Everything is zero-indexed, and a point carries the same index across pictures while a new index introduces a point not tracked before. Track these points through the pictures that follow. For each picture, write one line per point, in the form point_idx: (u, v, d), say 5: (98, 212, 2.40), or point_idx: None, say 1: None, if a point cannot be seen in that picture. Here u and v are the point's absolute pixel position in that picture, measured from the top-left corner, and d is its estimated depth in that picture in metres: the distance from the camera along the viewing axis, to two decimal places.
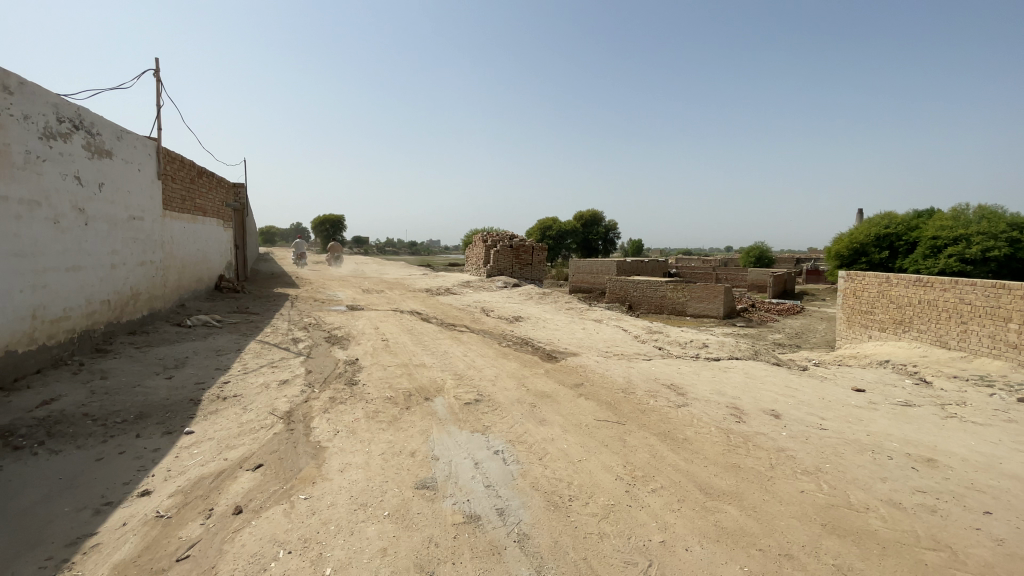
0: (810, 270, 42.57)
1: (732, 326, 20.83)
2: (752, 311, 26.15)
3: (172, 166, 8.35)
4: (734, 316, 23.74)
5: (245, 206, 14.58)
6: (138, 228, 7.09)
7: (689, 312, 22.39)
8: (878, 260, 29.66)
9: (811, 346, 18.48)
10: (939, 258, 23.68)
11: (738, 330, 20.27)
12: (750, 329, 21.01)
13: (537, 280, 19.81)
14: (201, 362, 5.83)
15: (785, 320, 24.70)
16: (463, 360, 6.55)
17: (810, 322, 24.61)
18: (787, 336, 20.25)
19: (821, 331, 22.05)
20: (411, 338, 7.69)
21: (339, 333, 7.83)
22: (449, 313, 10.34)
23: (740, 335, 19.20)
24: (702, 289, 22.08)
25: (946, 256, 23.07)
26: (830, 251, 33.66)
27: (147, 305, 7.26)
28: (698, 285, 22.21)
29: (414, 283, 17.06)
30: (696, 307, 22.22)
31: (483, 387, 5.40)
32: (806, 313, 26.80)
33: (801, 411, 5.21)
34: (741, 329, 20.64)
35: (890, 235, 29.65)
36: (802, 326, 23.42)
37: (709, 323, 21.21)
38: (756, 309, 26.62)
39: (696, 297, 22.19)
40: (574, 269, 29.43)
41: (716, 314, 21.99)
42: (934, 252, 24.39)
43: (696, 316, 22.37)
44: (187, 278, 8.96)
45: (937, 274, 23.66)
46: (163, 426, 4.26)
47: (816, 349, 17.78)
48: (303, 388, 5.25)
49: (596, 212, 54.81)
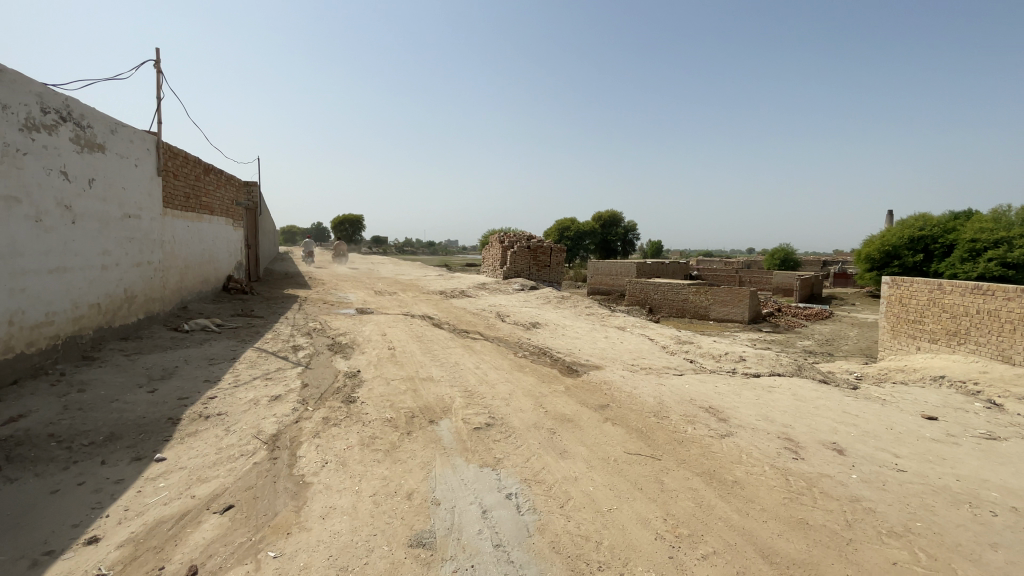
0: (838, 273, 40.84)
1: (758, 332, 19.84)
2: (780, 316, 25.00)
3: (174, 162, 7.97)
4: (761, 321, 22.67)
5: (257, 204, 14.27)
6: (134, 228, 6.69)
7: (711, 316, 21.48)
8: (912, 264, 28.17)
9: (844, 354, 17.40)
10: (978, 263, 22.26)
11: (765, 337, 19.26)
12: (778, 335, 19.97)
13: (556, 283, 19.17)
14: (191, 373, 5.37)
15: (815, 326, 23.51)
16: (475, 373, 5.93)
17: (841, 327, 23.38)
18: (817, 344, 19.17)
19: (854, 337, 20.84)
20: (419, 346, 7.12)
21: (343, 340, 7.31)
22: (463, 318, 9.76)
23: (766, 342, 18.24)
24: (727, 293, 21.11)
25: (985, 261, 21.66)
26: (859, 254, 32.17)
27: (143, 308, 6.87)
28: (721, 288, 21.34)
29: (428, 285, 16.59)
30: (719, 311, 21.30)
31: (495, 407, 4.78)
32: (835, 318, 25.52)
33: (867, 445, 4.45)
34: (769, 335, 19.61)
35: (925, 238, 28.17)
36: (832, 331, 22.24)
37: (734, 328, 20.25)
38: (783, 314, 25.43)
39: (719, 301, 21.27)
40: (592, 270, 28.66)
41: (742, 319, 20.99)
42: (972, 256, 22.94)
43: (720, 321, 21.39)
44: (190, 280, 8.60)
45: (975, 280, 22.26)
46: (133, 451, 3.76)
47: (851, 358, 16.69)
48: (295, 406, 4.71)
49: (616, 212, 53.65)
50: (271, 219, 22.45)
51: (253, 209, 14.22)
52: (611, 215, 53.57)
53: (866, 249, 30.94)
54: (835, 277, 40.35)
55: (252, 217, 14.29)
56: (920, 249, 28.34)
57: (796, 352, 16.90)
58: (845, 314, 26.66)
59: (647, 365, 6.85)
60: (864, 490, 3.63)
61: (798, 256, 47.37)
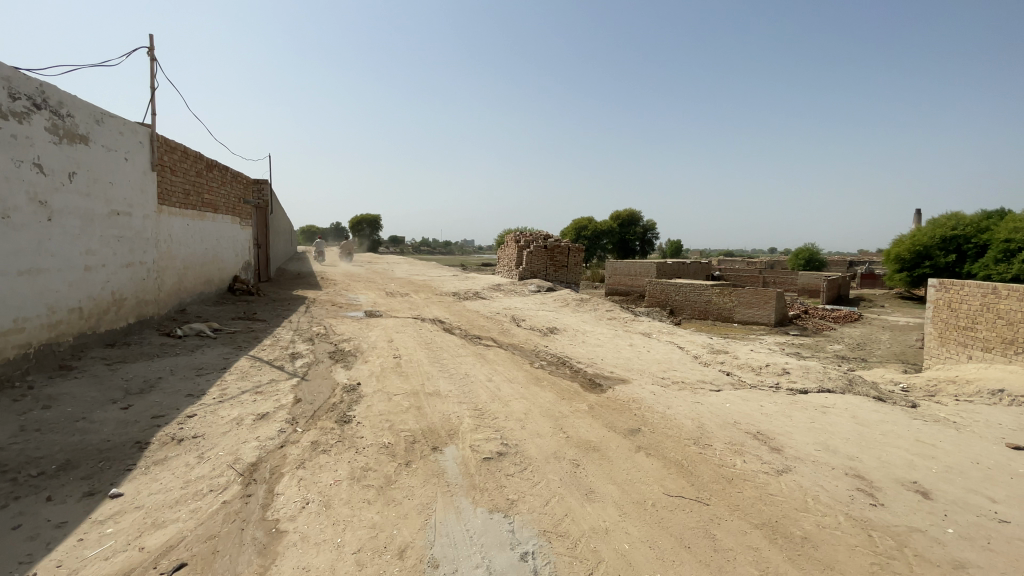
0: (865, 274, 39.21)
1: (785, 336, 18.83)
2: (807, 319, 23.83)
3: (171, 158, 7.56)
4: (788, 324, 21.60)
5: (268, 203, 13.93)
6: (124, 226, 6.28)
7: (735, 319, 20.50)
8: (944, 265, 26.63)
9: (879, 360, 16.31)
10: (1012, 264, 20.78)
11: (793, 341, 18.21)
12: (806, 339, 18.91)
13: (573, 284, 18.46)
14: (174, 385, 4.88)
15: (845, 329, 22.32)
16: (487, 387, 5.29)
17: (872, 330, 22.13)
18: (849, 349, 18.08)
19: (888, 342, 19.64)
20: (427, 355, 6.51)
21: (346, 346, 6.76)
22: (476, 323, 9.15)
23: (794, 346, 17.24)
24: (752, 294, 20.11)
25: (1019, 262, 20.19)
26: (888, 254, 30.67)
27: (134, 312, 6.46)
28: (746, 289, 20.34)
29: (441, 285, 16.07)
30: (743, 313, 20.31)
31: (510, 430, 4.14)
32: (865, 321, 24.26)
33: (957, 486, 3.68)
34: (797, 339, 18.57)
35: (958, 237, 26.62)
36: (862, 335, 21.04)
37: (759, 331, 19.26)
38: (811, 316, 24.24)
39: (744, 303, 20.29)
40: (610, 270, 27.78)
41: (768, 322, 19.98)
42: (1007, 256, 21.45)
43: (744, 323, 20.39)
44: (191, 281, 8.23)
45: (1010, 282, 20.76)
46: (87, 483, 3.27)
47: (887, 364, 15.61)
48: (282, 426, 4.15)
49: (634, 212, 52.29)
50: (286, 218, 22.22)
51: (263, 208, 13.89)
52: (630, 215, 52.40)
53: (894, 250, 29.50)
54: (861, 278, 38.68)
55: (262, 216, 13.95)
56: (952, 249, 26.81)
57: (827, 358, 15.90)
58: (876, 317, 25.33)
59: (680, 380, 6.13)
60: (970, 552, 2.89)
61: (823, 256, 45.64)
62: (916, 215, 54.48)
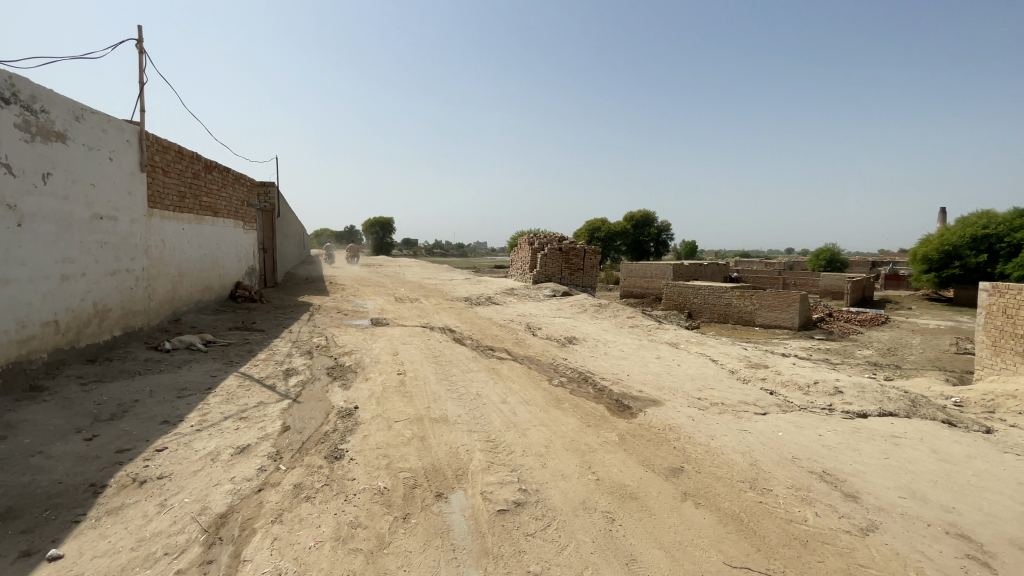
0: (889, 275, 37.76)
1: (811, 340, 17.84)
2: (833, 322, 22.69)
3: (164, 158, 7.09)
4: (814, 328, 20.56)
5: (274, 206, 13.51)
6: (108, 231, 5.79)
7: (757, 322, 19.54)
8: (975, 266, 25.26)
9: (914, 366, 15.26)
10: None
11: (819, 345, 17.24)
12: (834, 343, 17.89)
13: (588, 287, 17.72)
14: (150, 411, 4.34)
15: (874, 333, 21.19)
16: (501, 411, 4.65)
17: (902, 334, 20.99)
18: (878, 353, 17.06)
19: (921, 347, 18.51)
20: (435, 370, 5.90)
21: (347, 360, 6.19)
22: (488, 332, 8.51)
23: (822, 352, 16.27)
24: (775, 296, 19.14)
25: None
26: (914, 254, 29.32)
27: (119, 324, 5.97)
28: (768, 291, 19.38)
29: (452, 290, 15.48)
30: (765, 316, 19.35)
31: (528, 470, 3.49)
32: (894, 324, 23.09)
33: None
34: (824, 344, 17.57)
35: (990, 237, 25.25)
36: (892, 339, 19.91)
37: (783, 336, 18.29)
38: (837, 320, 23.11)
39: (766, 305, 19.32)
40: (625, 272, 26.89)
41: (792, 325, 18.98)
42: None
43: (766, 327, 19.42)
44: (186, 289, 7.76)
45: None
46: (24, 540, 2.71)
47: (924, 371, 14.59)
48: (263, 462, 3.57)
49: (647, 213, 51.26)
50: (296, 220, 21.89)
51: (270, 211, 13.49)
52: (645, 215, 51.28)
53: (921, 249, 28.18)
54: (885, 278, 37.16)
55: (269, 219, 13.55)
56: (984, 249, 25.43)
57: (859, 365, 14.90)
58: (906, 319, 24.08)
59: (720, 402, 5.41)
60: None
61: (845, 256, 44.07)
62: (940, 214, 52.64)
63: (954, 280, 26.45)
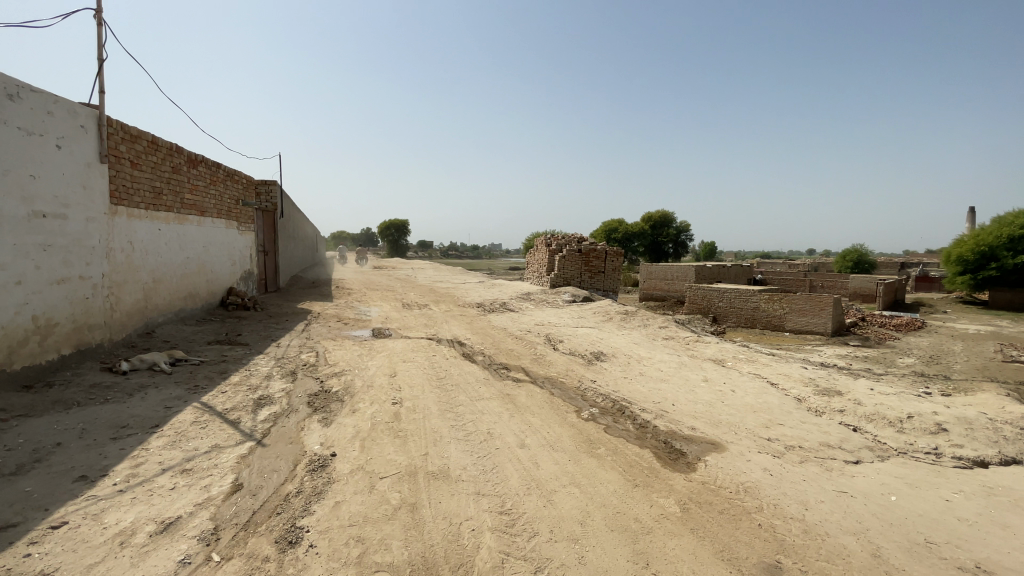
0: (920, 276, 35.65)
1: (848, 347, 16.38)
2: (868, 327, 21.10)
3: (133, 149, 6.25)
4: (849, 334, 19.04)
5: (276, 205, 12.68)
6: (53, 231, 4.92)
7: (786, 328, 18.05)
8: (1014, 267, 23.34)
9: (964, 376, 13.75)
10: None
11: (857, 353, 15.75)
12: (874, 350, 16.40)
13: (608, 292, 16.51)
14: (68, 462, 3.38)
15: (912, 338, 19.59)
16: (519, 462, 3.58)
17: (942, 339, 19.36)
18: (922, 361, 15.52)
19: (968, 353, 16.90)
20: (438, 398, 4.85)
21: (335, 385, 5.18)
22: (502, 346, 7.43)
23: (861, 360, 14.82)
24: (806, 300, 17.67)
25: None
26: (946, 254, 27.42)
27: (69, 341, 5.09)
28: (798, 294, 17.91)
29: (463, 295, 14.45)
30: (795, 321, 17.85)
31: (559, 571, 2.42)
32: (932, 329, 21.33)
33: None
34: (863, 351, 16.10)
35: None
36: (934, 345, 18.30)
37: (816, 342, 16.83)
38: (871, 324, 21.49)
39: (796, 310, 17.84)
40: (644, 275, 25.31)
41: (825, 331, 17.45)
42: None
43: (796, 333, 17.95)
44: (162, 297, 6.89)
45: None
46: None
47: (978, 382, 13.07)
48: (190, 550, 2.56)
49: (666, 214, 49.83)
50: (305, 219, 21.06)
51: (271, 211, 12.65)
52: (662, 215, 49.86)
53: (956, 250, 26.28)
54: (916, 279, 35.10)
55: (270, 220, 12.72)
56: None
57: (906, 375, 13.45)
58: (945, 323, 22.31)
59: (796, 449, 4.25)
60: None
61: (872, 257, 41.94)
62: (970, 210, 50.13)
63: (990, 284, 24.61)
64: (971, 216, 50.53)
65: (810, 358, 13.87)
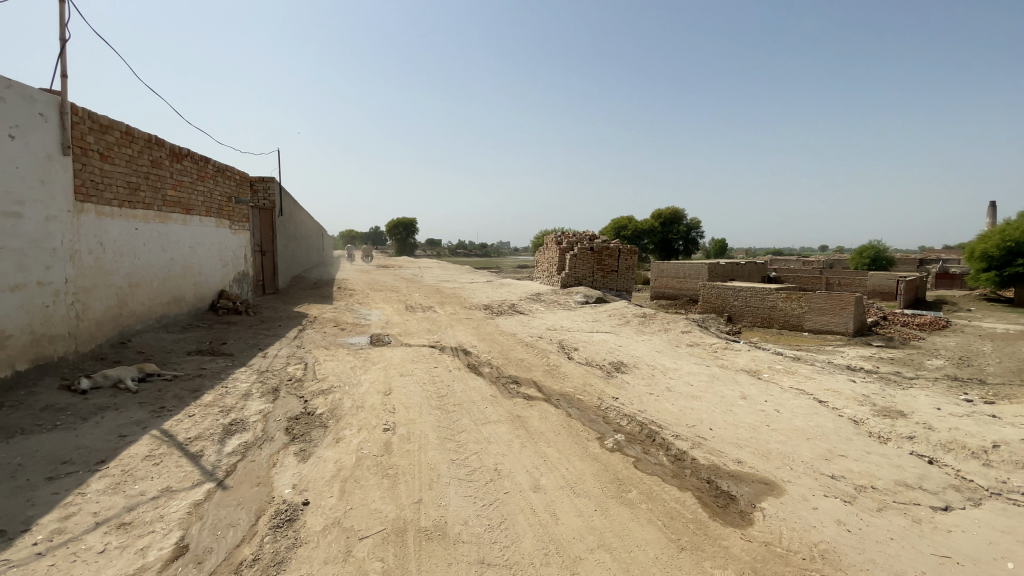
0: (939, 272, 34.12)
1: (873, 348, 15.44)
2: (891, 326, 20.07)
3: (103, 140, 5.62)
4: (872, 334, 18.06)
5: (274, 203, 12.09)
6: (3, 232, 4.30)
7: (805, 328, 17.12)
8: None
9: (1001, 379, 12.79)
10: None
11: (881, 354, 14.80)
12: (901, 351, 15.45)
13: (623, 292, 15.65)
14: None
15: (938, 338, 18.53)
16: (534, 514, 2.90)
17: (969, 338, 18.30)
18: (952, 362, 14.57)
19: (1002, 354, 15.88)
20: (437, 423, 4.18)
21: (321, 405, 4.53)
22: (511, 354, 6.75)
23: (887, 362, 13.89)
24: (825, 299, 16.71)
25: None
26: (970, 250, 26.14)
27: (24, 356, 4.48)
28: (818, 293, 16.95)
29: (469, 296, 13.77)
30: (815, 321, 16.91)
31: None
32: (958, 328, 20.24)
33: None
34: (890, 351, 15.15)
35: None
36: (962, 345, 17.28)
37: (836, 342, 15.86)
38: (893, 324, 20.44)
39: (815, 309, 16.88)
40: (656, 273, 24.46)
41: (845, 331, 16.44)
42: None
43: (815, 333, 16.98)
44: (141, 302, 6.28)
45: None
46: None
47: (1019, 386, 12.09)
48: None
49: (677, 212, 48.64)
50: (310, 217, 20.49)
51: (269, 208, 12.06)
52: (673, 211, 48.88)
53: (977, 247, 25.03)
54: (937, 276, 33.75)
55: (268, 218, 12.14)
56: None
57: (938, 378, 12.51)
58: (972, 322, 21.21)
59: (867, 493, 3.53)
60: None
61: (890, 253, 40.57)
62: (989, 206, 48.46)
63: (1017, 283, 23.35)
64: (990, 211, 48.85)
65: (833, 361, 12.97)
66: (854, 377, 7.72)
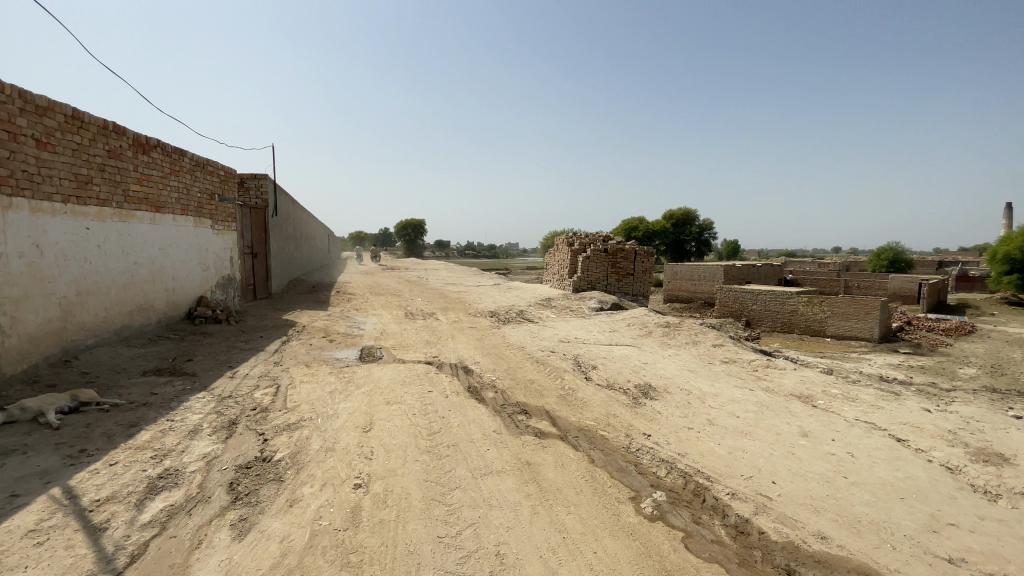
0: (962, 274, 32.66)
1: (903, 354, 14.35)
2: (915, 330, 18.94)
3: (41, 125, 4.83)
4: (897, 339, 16.97)
5: (265, 202, 11.29)
6: None
7: (827, 333, 15.99)
8: None
9: None
10: None
11: (912, 361, 13.74)
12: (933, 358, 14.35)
13: (638, 298, 14.62)
14: None
15: (966, 343, 17.39)
16: None
17: (998, 343, 17.21)
18: (988, 370, 13.41)
19: None
20: (424, 475, 3.26)
21: (281, 447, 3.64)
22: (519, 374, 5.83)
23: (920, 370, 12.81)
24: (849, 302, 15.62)
25: None
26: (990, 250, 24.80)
27: None
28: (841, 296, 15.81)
29: (474, 302, 12.88)
30: (838, 326, 15.80)
31: None
32: (985, 332, 19.01)
33: None
34: (921, 359, 14.07)
35: None
36: (993, 350, 16.16)
37: (861, 348, 14.80)
38: (918, 327, 19.29)
39: (839, 313, 15.79)
40: (668, 275, 23.29)
41: (872, 337, 15.32)
42: None
43: (839, 338, 15.86)
44: (94, 313, 5.46)
45: None
46: None
47: None
48: None
49: (687, 211, 47.77)
50: (312, 218, 19.76)
51: (259, 208, 11.24)
52: (682, 211, 47.80)
53: (1000, 248, 23.52)
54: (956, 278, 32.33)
55: (259, 218, 11.31)
56: None
57: (979, 388, 11.43)
58: (1004, 327, 19.95)
59: None
60: None
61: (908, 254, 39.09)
62: (1006, 206, 46.91)
63: None
64: (1008, 210, 47.26)
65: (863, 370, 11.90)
66: (904, 396, 6.73)
